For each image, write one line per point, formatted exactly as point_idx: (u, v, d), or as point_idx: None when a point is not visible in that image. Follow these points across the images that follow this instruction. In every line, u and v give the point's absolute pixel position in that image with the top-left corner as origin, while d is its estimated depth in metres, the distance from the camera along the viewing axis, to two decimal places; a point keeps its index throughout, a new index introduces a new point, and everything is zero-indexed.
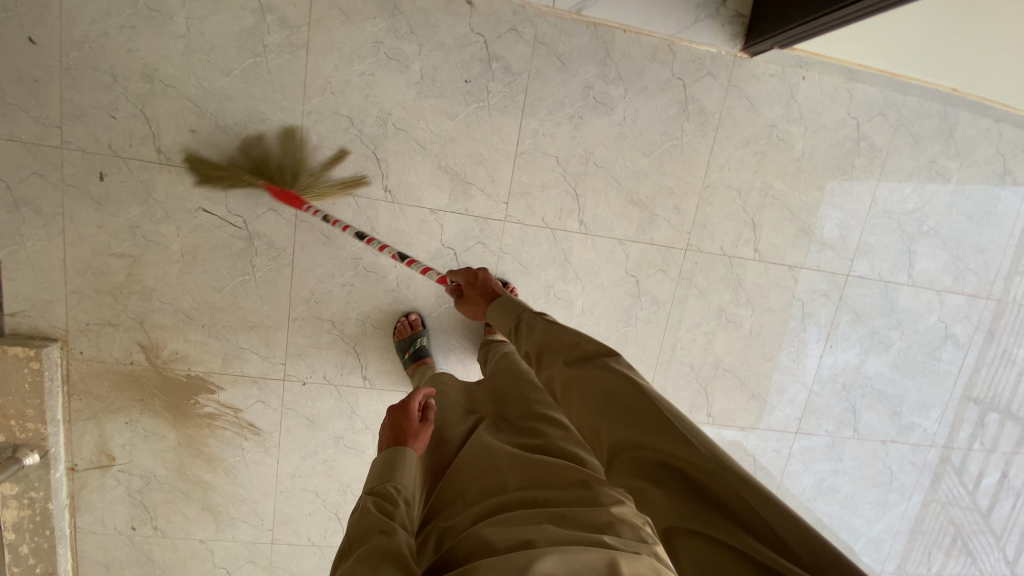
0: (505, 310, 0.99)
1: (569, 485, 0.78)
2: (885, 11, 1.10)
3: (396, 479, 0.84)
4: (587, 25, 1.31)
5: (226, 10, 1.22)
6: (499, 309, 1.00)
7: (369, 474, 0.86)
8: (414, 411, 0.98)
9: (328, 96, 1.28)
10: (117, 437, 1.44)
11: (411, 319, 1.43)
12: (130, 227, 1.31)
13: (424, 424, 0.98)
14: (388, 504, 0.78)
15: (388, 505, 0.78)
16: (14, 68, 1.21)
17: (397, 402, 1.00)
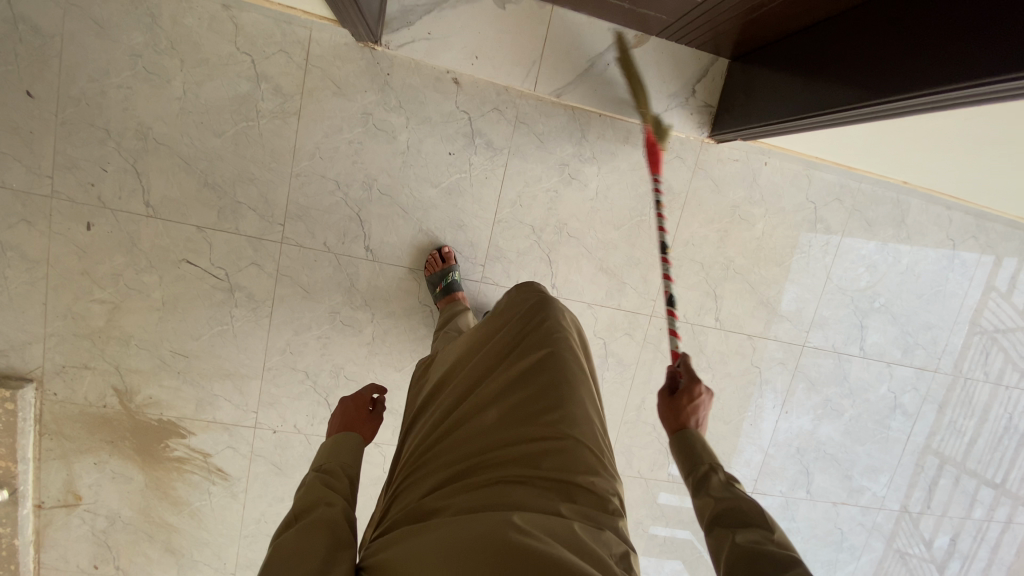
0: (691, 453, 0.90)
1: (545, 460, 0.79)
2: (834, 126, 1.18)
3: (346, 461, 0.84)
4: (565, 108, 1.42)
5: (222, 76, 1.28)
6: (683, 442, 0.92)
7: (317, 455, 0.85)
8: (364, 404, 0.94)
9: (316, 160, 1.35)
10: (85, 478, 1.45)
11: (445, 252, 1.42)
12: (114, 274, 1.35)
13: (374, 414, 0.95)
14: (335, 482, 0.79)
15: (330, 481, 0.79)
16: (9, 119, 1.25)
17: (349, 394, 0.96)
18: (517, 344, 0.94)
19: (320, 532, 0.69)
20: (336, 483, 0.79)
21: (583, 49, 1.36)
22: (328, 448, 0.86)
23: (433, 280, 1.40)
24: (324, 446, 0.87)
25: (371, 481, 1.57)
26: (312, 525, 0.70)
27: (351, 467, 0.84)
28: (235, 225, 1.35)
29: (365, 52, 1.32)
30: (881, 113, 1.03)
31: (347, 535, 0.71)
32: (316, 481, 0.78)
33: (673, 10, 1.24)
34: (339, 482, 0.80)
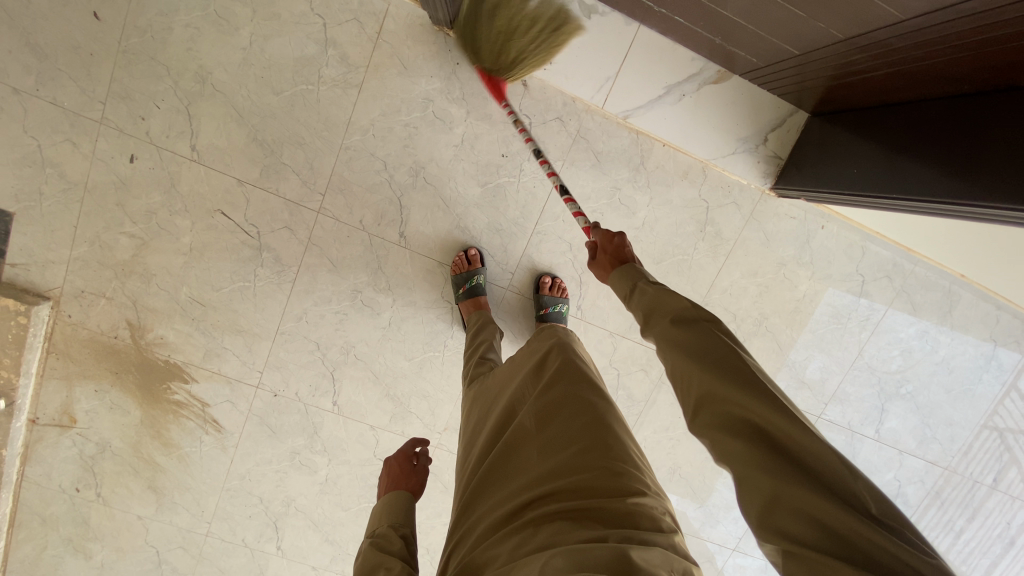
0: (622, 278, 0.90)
1: (592, 470, 0.77)
2: (911, 212, 1.12)
3: (398, 519, 0.86)
4: (629, 130, 1.38)
5: (291, 33, 1.25)
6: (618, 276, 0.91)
7: (370, 519, 0.88)
8: (405, 459, 0.99)
9: (368, 137, 1.32)
10: (83, 402, 1.46)
11: (471, 254, 1.39)
12: (147, 211, 1.34)
13: (419, 468, 0.99)
14: (388, 544, 0.80)
15: (383, 543, 0.80)
16: (73, 38, 1.24)
17: (394, 451, 1.01)
18: (541, 376, 0.94)
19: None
20: (390, 545, 0.80)
21: (660, 75, 1.31)
22: (379, 512, 0.88)
23: (457, 282, 1.37)
24: (374, 511, 0.89)
25: (361, 461, 1.57)
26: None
27: (403, 527, 0.85)
28: (275, 186, 1.33)
29: (439, 36, 1.28)
30: (972, 215, 0.97)
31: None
32: (370, 547, 0.79)
33: (764, 54, 1.18)
34: (393, 543, 0.80)
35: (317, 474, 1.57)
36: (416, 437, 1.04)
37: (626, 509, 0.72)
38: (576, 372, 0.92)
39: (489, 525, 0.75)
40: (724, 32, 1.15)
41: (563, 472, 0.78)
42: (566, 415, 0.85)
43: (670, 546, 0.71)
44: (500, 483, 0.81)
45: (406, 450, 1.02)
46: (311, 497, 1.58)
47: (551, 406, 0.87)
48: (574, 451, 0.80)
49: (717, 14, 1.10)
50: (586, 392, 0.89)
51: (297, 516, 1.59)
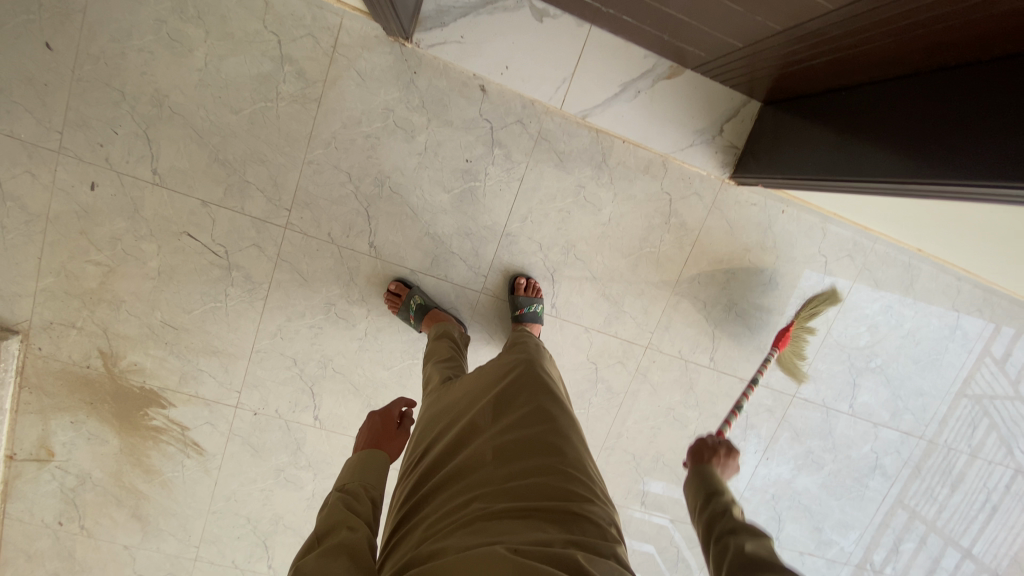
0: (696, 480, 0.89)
1: (549, 479, 0.80)
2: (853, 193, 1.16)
3: (367, 479, 0.85)
4: (590, 129, 1.41)
5: (246, 52, 1.25)
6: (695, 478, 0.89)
7: (342, 471, 0.87)
8: (393, 421, 1.00)
9: (331, 150, 1.32)
10: (60, 435, 1.44)
11: (394, 288, 1.41)
12: (112, 238, 1.33)
13: (400, 430, 1.00)
14: (357, 502, 0.79)
15: (354, 502, 0.78)
16: (24, 69, 1.23)
17: (379, 408, 1.02)
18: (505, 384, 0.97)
19: (337, 560, 0.67)
20: (359, 505, 0.79)
21: (614, 74, 1.34)
22: (353, 466, 0.86)
23: (404, 316, 1.40)
24: (349, 463, 0.88)
25: None
26: (333, 551, 0.68)
27: (374, 490, 0.83)
28: (240, 205, 1.33)
29: (394, 47, 1.29)
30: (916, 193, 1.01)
31: (365, 562, 0.69)
32: (338, 501, 0.78)
33: (708, 47, 1.21)
34: (363, 505, 0.79)
35: (303, 490, 1.57)
36: (404, 397, 1.05)
37: (574, 512, 0.77)
38: (542, 385, 0.97)
39: (441, 516, 0.77)
40: (669, 28, 1.17)
41: (520, 477, 0.81)
42: (527, 422, 0.89)
43: (609, 553, 0.75)
44: (456, 477, 0.82)
45: (392, 410, 1.02)
46: (300, 513, 1.58)
47: (515, 413, 0.91)
48: (531, 455, 0.84)
49: (661, 11, 1.11)
50: (551, 403, 0.93)
51: (286, 533, 1.59)
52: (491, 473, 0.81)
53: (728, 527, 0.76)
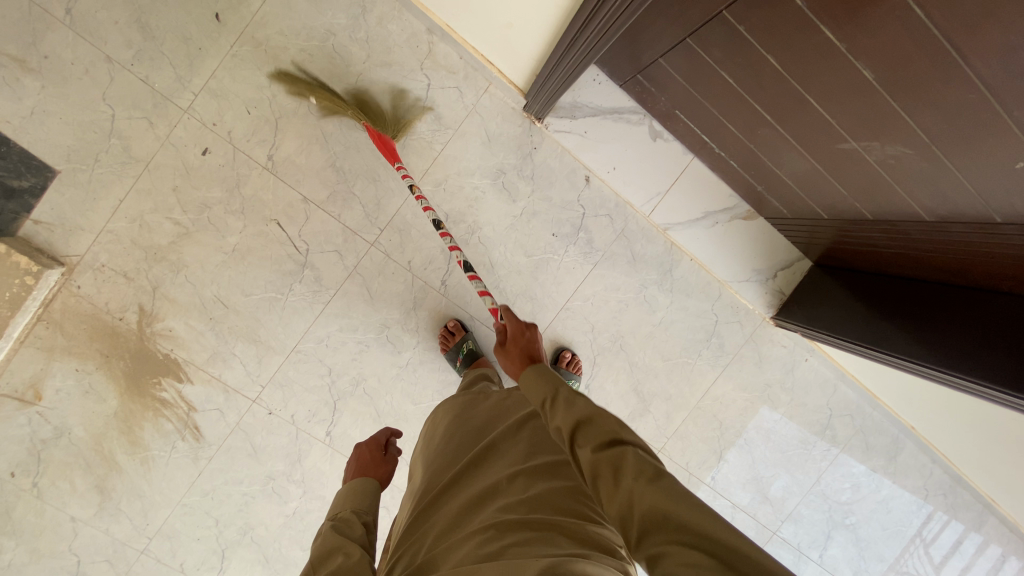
0: (538, 376, 0.82)
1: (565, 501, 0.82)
2: (865, 354, 1.34)
3: (361, 505, 0.84)
4: (666, 241, 1.55)
5: (397, 84, 1.36)
6: (533, 373, 0.83)
7: (333, 503, 0.87)
8: (377, 448, 0.98)
9: (438, 189, 1.42)
10: (57, 380, 1.35)
11: (451, 326, 1.45)
12: (201, 204, 1.34)
13: (388, 458, 0.97)
14: (347, 528, 0.78)
15: (345, 526, 0.78)
16: (185, 29, 1.28)
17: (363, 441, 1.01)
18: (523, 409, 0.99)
19: None
20: (351, 530, 0.78)
21: (701, 202, 1.51)
22: (342, 498, 0.86)
23: (451, 355, 1.43)
24: (338, 495, 0.88)
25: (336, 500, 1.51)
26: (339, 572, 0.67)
27: (366, 515, 0.83)
28: (338, 211, 1.38)
29: (525, 121, 1.43)
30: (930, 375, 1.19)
31: None
32: (330, 529, 0.76)
33: (791, 206, 1.38)
34: (356, 530, 0.78)
35: (284, 506, 1.49)
36: (388, 428, 1.04)
37: (585, 532, 0.77)
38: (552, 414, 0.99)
39: (454, 527, 0.81)
40: (764, 179, 1.33)
41: (538, 495, 0.82)
42: (539, 447, 0.91)
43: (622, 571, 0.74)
44: (468, 494, 0.86)
45: (379, 439, 1.01)
46: (272, 528, 1.50)
47: (533, 437, 0.93)
48: (544, 476, 0.86)
49: (768, 168, 1.27)
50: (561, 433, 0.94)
51: (250, 547, 1.49)
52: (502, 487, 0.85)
53: (596, 437, 0.67)
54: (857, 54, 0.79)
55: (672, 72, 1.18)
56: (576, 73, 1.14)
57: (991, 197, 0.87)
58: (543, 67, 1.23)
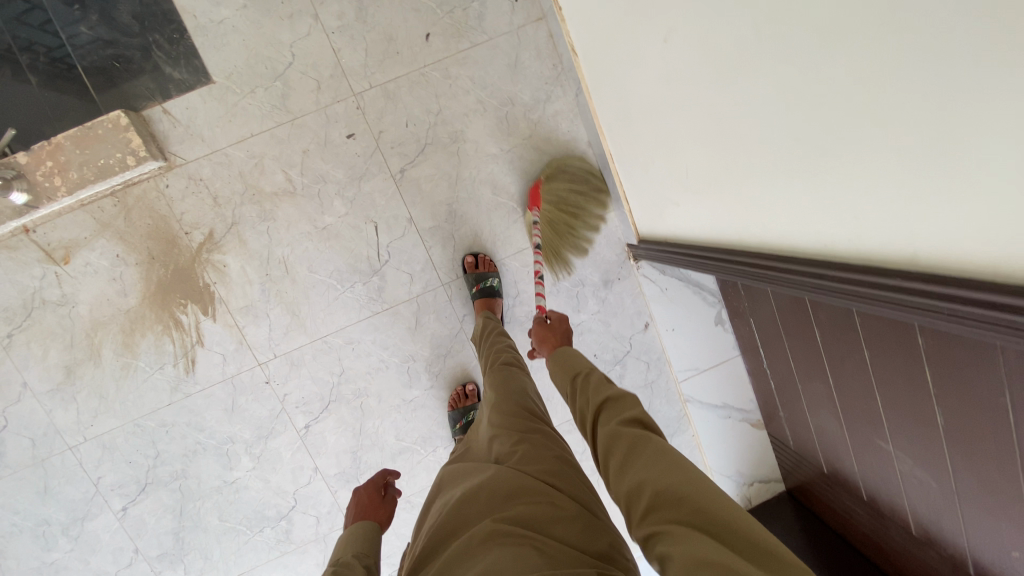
0: (566, 362, 1.01)
1: (568, 510, 0.73)
2: None
3: (360, 550, 0.84)
4: (682, 408, 1.70)
5: (540, 170, 1.46)
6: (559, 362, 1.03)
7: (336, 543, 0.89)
8: (375, 487, 1.08)
9: (523, 270, 1.50)
10: (92, 256, 1.33)
11: (467, 390, 1.49)
12: (319, 175, 1.37)
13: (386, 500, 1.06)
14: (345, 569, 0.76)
15: (343, 568, 0.77)
16: (395, 30, 1.35)
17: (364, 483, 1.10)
18: (513, 418, 0.91)
19: None
20: (351, 571, 0.76)
21: (726, 393, 1.63)
22: (344, 539, 0.88)
23: (454, 416, 1.47)
24: (342, 534, 0.90)
25: (276, 489, 1.49)
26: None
27: (366, 556, 0.82)
28: (431, 245, 1.45)
29: (623, 254, 1.55)
30: None
31: None
32: (332, 571, 0.75)
33: (797, 437, 1.44)
34: (355, 569, 0.77)
35: (226, 471, 1.47)
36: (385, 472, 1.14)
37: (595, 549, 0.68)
38: (541, 429, 0.90)
39: (452, 560, 0.69)
40: (790, 404, 1.40)
41: (536, 508, 0.72)
42: (534, 461, 0.81)
43: None
44: (465, 513, 0.75)
45: (377, 481, 1.10)
46: (204, 486, 1.46)
47: (526, 447, 0.84)
48: (543, 487, 0.76)
49: (800, 399, 1.35)
50: (552, 449, 0.85)
51: (173, 492, 1.46)
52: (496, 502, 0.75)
53: (630, 423, 0.76)
54: (940, 400, 0.87)
55: (771, 295, 1.26)
56: (698, 270, 1.17)
57: (977, 557, 0.93)
58: (676, 245, 1.25)
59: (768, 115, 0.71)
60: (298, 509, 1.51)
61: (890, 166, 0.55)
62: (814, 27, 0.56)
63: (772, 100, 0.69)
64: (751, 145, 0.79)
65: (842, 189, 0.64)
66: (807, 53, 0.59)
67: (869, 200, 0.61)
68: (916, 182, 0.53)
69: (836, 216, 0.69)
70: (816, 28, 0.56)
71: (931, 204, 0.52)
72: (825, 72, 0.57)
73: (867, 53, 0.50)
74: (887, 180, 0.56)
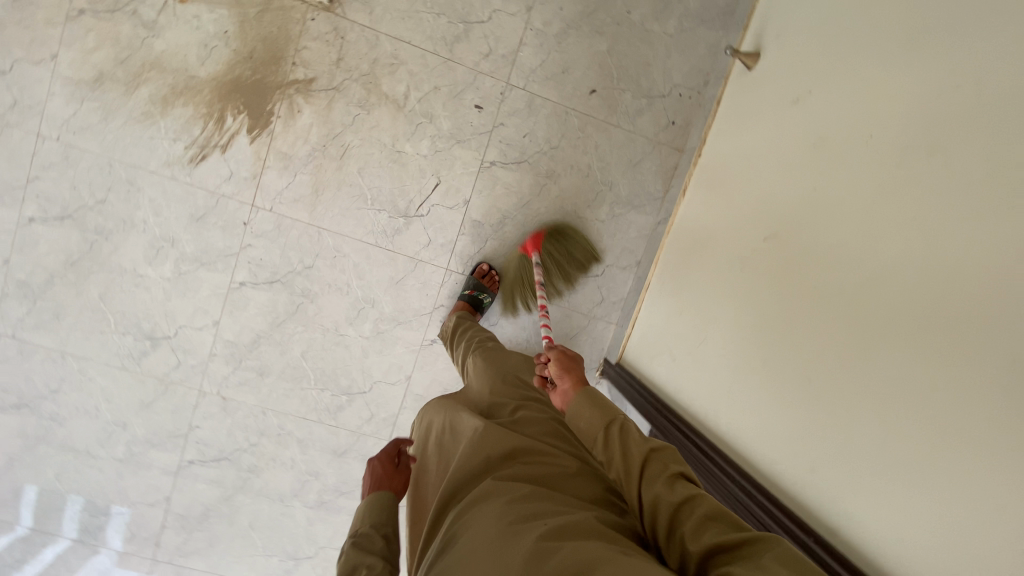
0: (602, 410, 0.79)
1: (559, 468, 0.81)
2: None
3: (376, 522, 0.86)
4: None
5: (588, 251, 1.55)
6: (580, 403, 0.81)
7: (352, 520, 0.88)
8: (393, 457, 0.99)
9: (512, 311, 1.56)
10: (206, 17, 1.34)
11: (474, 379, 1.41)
12: (429, 113, 1.43)
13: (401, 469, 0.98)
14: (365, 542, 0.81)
15: (366, 543, 0.81)
16: (574, 66, 1.46)
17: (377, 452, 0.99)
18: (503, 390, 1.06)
19: None
20: (370, 545, 0.81)
21: None
22: (362, 510, 0.88)
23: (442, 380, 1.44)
24: (360, 509, 0.89)
25: (170, 311, 1.44)
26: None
27: (384, 527, 0.85)
28: (463, 233, 1.50)
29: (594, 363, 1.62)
30: None
31: None
32: (352, 548, 0.79)
33: None
34: (371, 543, 0.81)
35: (144, 263, 1.41)
36: (404, 439, 1.04)
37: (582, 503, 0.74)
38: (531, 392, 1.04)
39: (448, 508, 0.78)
40: None
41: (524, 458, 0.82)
42: (537, 458, 0.82)
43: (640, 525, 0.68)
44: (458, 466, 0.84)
45: (390, 450, 1.00)
46: (115, 258, 1.40)
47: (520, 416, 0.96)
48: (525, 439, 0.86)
49: None
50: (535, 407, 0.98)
51: (84, 242, 1.39)
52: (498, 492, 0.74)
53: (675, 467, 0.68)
54: None
55: None
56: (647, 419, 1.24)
57: None
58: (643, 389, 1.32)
59: (830, 335, 0.81)
60: (172, 342, 1.45)
61: (926, 412, 0.64)
62: (937, 262, 0.68)
63: (848, 319, 0.79)
64: (795, 355, 0.88)
65: (865, 425, 0.72)
66: (907, 283, 0.71)
67: (887, 449, 0.68)
68: (955, 437, 0.61)
69: (836, 448, 0.76)
70: (927, 278, 0.68)
71: (981, 442, 0.58)
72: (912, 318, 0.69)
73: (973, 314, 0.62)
74: (916, 423, 0.65)
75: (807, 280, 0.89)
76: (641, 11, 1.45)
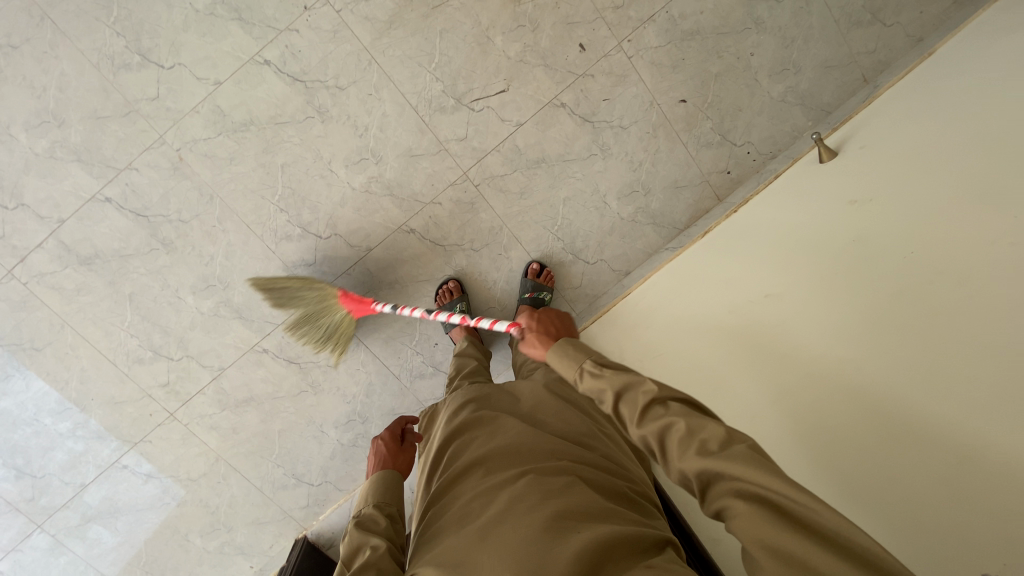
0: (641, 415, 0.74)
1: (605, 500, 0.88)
2: None
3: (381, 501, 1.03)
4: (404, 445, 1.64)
5: (593, 235, 1.56)
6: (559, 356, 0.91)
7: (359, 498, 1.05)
8: (392, 441, 1.18)
9: (498, 246, 1.54)
10: None
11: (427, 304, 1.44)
12: (536, 24, 1.37)
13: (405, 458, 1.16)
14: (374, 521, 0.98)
15: (370, 523, 0.98)
16: (682, 70, 1.46)
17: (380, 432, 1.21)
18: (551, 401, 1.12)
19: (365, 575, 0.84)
20: (376, 524, 0.97)
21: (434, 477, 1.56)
22: (370, 487, 1.06)
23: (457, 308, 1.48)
24: (366, 485, 1.07)
25: (177, 43, 1.29)
26: (363, 567, 0.85)
27: (387, 505, 1.02)
28: (498, 150, 1.46)
29: None
30: None
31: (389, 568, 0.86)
32: (356, 526, 0.96)
33: None
34: (377, 521, 0.98)
35: None
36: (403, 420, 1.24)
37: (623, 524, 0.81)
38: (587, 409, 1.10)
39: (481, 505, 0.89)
40: None
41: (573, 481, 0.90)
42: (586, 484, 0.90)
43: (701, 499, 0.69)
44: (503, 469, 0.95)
45: (394, 430, 1.21)
46: None
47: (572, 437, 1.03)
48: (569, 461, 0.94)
49: None
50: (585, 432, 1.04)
51: None
52: (548, 488, 0.87)
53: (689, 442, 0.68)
54: None
55: None
56: None
57: None
58: None
59: (831, 405, 1.00)
60: (161, 72, 1.30)
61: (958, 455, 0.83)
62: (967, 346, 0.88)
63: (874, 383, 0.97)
64: (786, 402, 1.06)
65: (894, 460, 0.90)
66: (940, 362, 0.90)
67: (913, 491, 0.86)
68: (980, 487, 0.79)
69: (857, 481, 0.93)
70: (930, 389, 0.90)
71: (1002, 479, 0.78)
72: (916, 411, 0.90)
73: (984, 404, 0.83)
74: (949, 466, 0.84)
75: (814, 346, 1.07)
76: (763, 61, 1.48)
